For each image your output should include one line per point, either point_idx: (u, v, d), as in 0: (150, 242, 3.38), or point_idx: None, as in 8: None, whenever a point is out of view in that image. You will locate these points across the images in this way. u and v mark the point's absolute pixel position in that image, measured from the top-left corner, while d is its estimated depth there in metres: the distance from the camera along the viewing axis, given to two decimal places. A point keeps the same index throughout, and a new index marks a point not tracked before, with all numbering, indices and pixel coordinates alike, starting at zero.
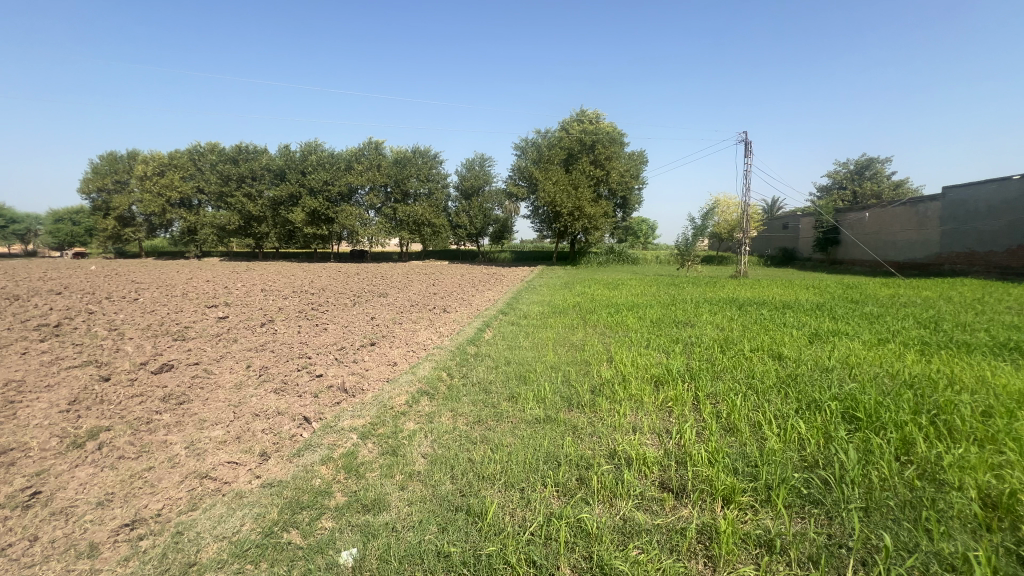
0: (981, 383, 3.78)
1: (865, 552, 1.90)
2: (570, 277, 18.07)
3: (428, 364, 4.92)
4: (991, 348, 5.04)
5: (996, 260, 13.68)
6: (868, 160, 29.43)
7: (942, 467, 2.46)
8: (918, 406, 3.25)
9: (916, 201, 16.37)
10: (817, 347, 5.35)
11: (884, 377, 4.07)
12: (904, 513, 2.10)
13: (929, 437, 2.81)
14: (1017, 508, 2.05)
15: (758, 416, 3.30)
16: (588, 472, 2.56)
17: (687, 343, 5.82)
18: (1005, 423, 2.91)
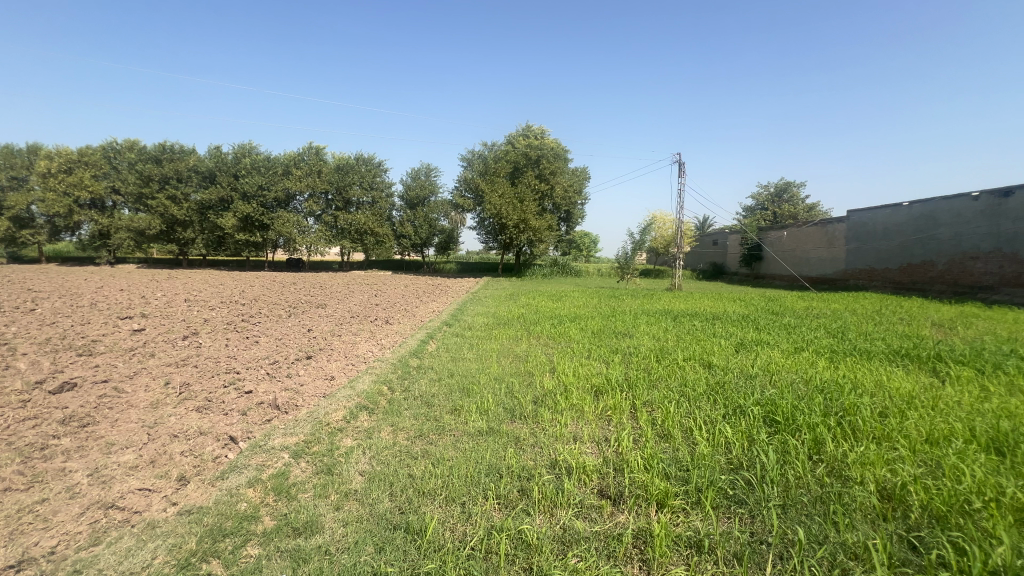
0: (879, 386, 4.22)
1: (782, 547, 2.04)
2: (515, 289, 18.24)
3: (367, 378, 4.75)
4: (886, 355, 5.66)
5: (890, 276, 15.34)
6: (785, 184, 32.24)
7: (847, 463, 2.72)
8: (828, 409, 3.57)
9: (826, 222, 18.09)
10: (742, 355, 5.77)
11: (799, 383, 4.44)
12: (815, 508, 2.29)
13: (836, 437, 3.09)
14: (908, 498, 2.30)
15: (689, 421, 3.48)
16: (530, 483, 2.58)
17: (626, 353, 6.06)
18: (898, 422, 3.26)
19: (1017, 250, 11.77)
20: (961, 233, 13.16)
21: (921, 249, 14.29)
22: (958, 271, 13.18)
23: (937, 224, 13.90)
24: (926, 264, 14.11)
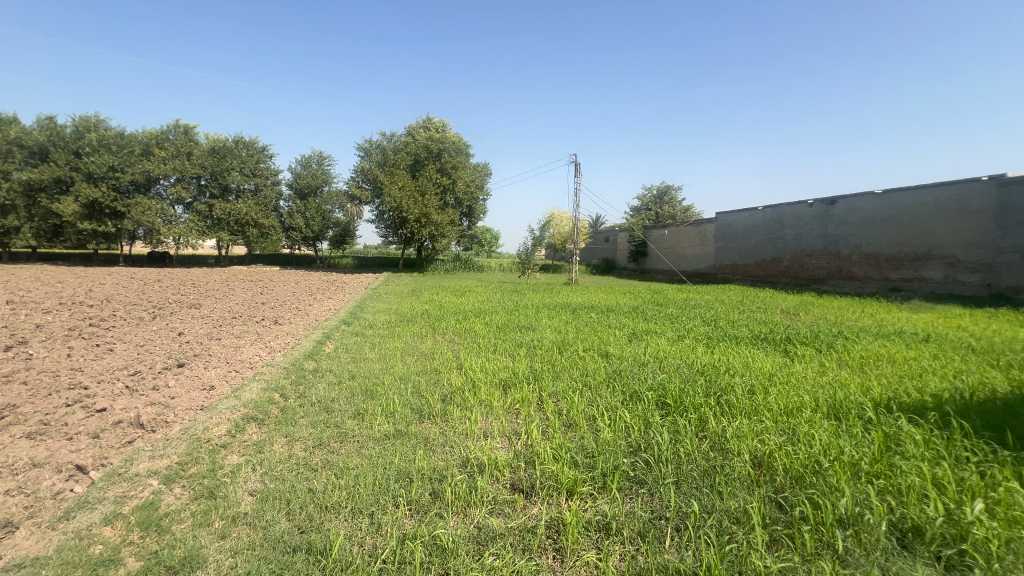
0: (747, 367, 4.82)
1: (678, 520, 2.22)
2: (417, 285, 17.80)
3: (255, 386, 4.28)
4: (750, 339, 6.48)
5: (749, 270, 17.68)
6: (665, 188, 35.52)
7: (726, 438, 3.05)
8: (708, 390, 3.98)
9: (699, 223, 20.28)
10: (635, 344, 6.23)
11: (683, 368, 4.90)
12: (703, 481, 2.53)
13: (716, 414, 3.46)
14: (774, 464, 2.65)
15: (593, 410, 3.66)
16: (442, 484, 2.51)
17: (530, 346, 6.21)
18: (763, 398, 3.74)
19: (840, 249, 14.24)
20: (801, 234, 15.57)
21: (772, 248, 16.65)
22: (799, 266, 15.60)
23: (783, 226, 16.29)
24: (776, 261, 16.48)
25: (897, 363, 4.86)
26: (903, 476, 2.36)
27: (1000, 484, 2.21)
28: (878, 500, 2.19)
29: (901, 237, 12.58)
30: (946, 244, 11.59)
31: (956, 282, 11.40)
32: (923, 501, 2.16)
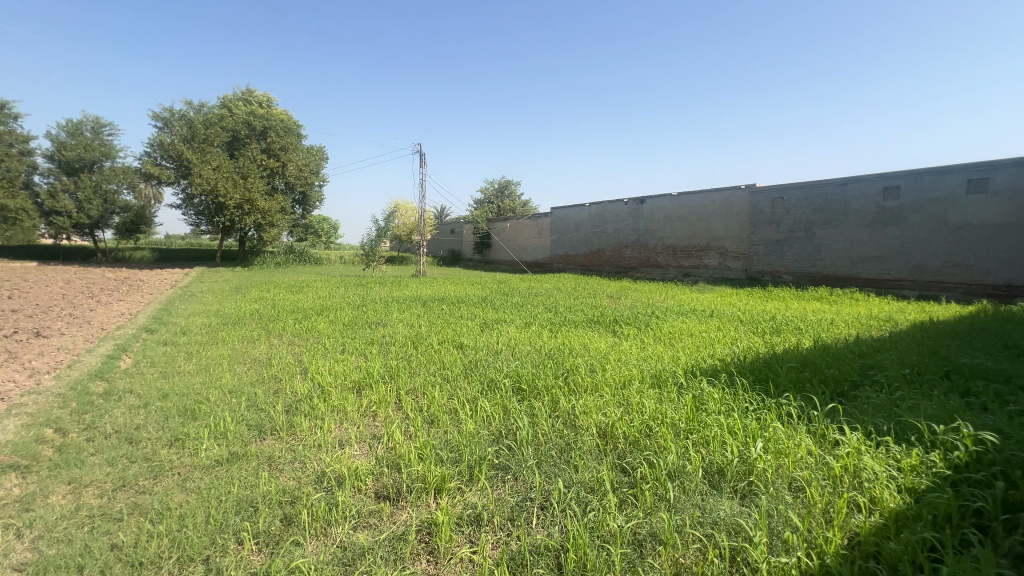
0: (585, 348, 5.37)
1: (542, 498, 2.36)
2: (241, 281, 15.55)
3: (12, 423, 3.24)
4: (585, 322, 7.24)
5: (579, 260, 19.65)
6: (505, 183, 37.24)
7: (575, 415, 3.34)
8: (557, 372, 4.32)
9: (537, 216, 21.76)
10: (487, 334, 6.43)
11: (533, 353, 5.24)
12: (560, 458, 2.74)
13: (565, 394, 3.78)
14: (615, 433, 2.99)
15: (453, 402, 3.67)
16: (295, 506, 2.24)
17: (382, 343, 5.94)
18: (602, 374, 4.22)
19: (649, 241, 16.74)
20: (620, 228, 17.85)
21: (597, 240, 18.77)
22: (619, 256, 17.89)
23: (606, 221, 18.45)
24: (601, 251, 18.63)
25: (695, 336, 5.94)
26: (707, 428, 2.87)
27: (770, 425, 2.84)
28: (694, 451, 2.63)
29: (691, 232, 15.34)
30: (720, 238, 14.53)
31: (727, 268, 14.42)
32: (723, 446, 2.66)
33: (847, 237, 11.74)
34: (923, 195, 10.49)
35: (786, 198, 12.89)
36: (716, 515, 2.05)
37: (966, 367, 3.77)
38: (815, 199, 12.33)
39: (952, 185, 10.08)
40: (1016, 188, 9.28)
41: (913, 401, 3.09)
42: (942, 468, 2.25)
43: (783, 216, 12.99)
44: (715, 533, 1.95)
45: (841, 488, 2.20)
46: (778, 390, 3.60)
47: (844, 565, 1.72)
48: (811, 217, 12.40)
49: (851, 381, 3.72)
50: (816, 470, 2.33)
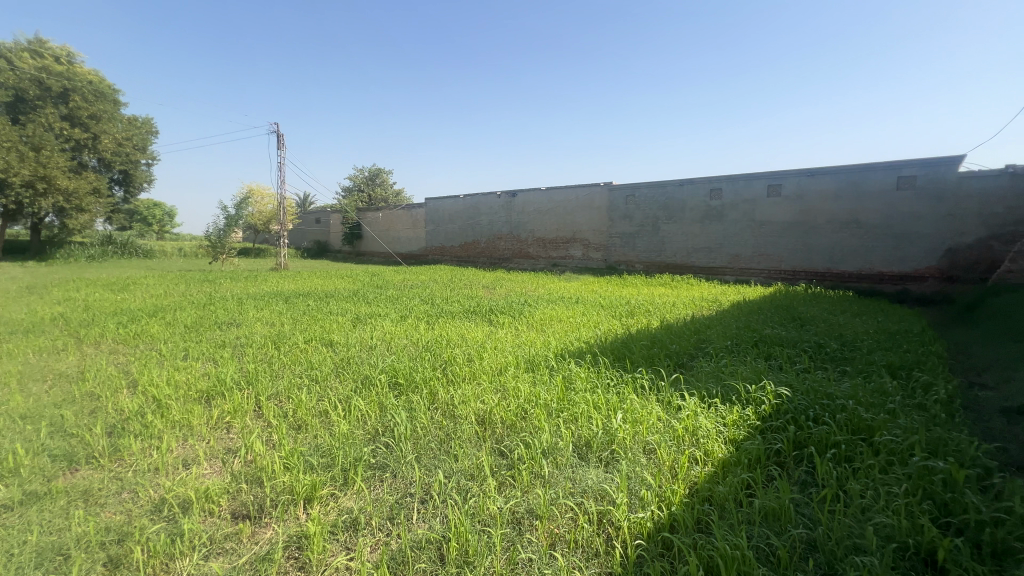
0: (462, 338, 5.41)
1: (422, 492, 2.33)
2: (35, 279, 12.46)
3: None
4: (461, 313, 7.27)
5: (455, 251, 19.65)
6: (376, 171, 35.43)
7: (454, 405, 3.35)
8: (435, 364, 4.28)
9: (411, 206, 21.15)
10: (360, 329, 6.09)
11: (409, 346, 5.11)
12: (439, 449, 2.73)
13: (443, 385, 3.76)
14: (493, 420, 3.07)
15: (324, 403, 3.42)
16: (126, 545, 1.89)
17: (235, 345, 5.27)
18: (479, 363, 4.29)
19: (521, 233, 17.40)
20: (493, 220, 18.22)
21: (472, 231, 18.93)
22: (493, 247, 18.30)
23: (479, 213, 18.67)
24: (476, 243, 18.84)
25: (563, 321, 6.37)
26: (575, 406, 3.10)
27: (627, 397, 3.19)
28: (565, 428, 2.82)
29: (558, 225, 16.33)
30: (583, 231, 15.74)
31: (590, 258, 15.71)
32: (590, 420, 2.91)
33: (684, 231, 13.60)
34: (738, 197, 12.62)
35: (637, 195, 14.44)
36: (585, 484, 2.24)
37: (768, 337, 4.68)
38: (660, 197, 14.03)
39: (757, 189, 12.30)
40: (799, 193, 11.69)
41: (733, 367, 3.74)
42: (755, 420, 2.76)
43: (635, 211, 14.55)
44: (584, 500, 2.13)
45: (683, 445, 2.56)
46: (633, 366, 4.05)
47: (687, 512, 2.01)
48: (657, 213, 14.10)
49: (689, 354, 4.35)
50: (664, 433, 2.68)
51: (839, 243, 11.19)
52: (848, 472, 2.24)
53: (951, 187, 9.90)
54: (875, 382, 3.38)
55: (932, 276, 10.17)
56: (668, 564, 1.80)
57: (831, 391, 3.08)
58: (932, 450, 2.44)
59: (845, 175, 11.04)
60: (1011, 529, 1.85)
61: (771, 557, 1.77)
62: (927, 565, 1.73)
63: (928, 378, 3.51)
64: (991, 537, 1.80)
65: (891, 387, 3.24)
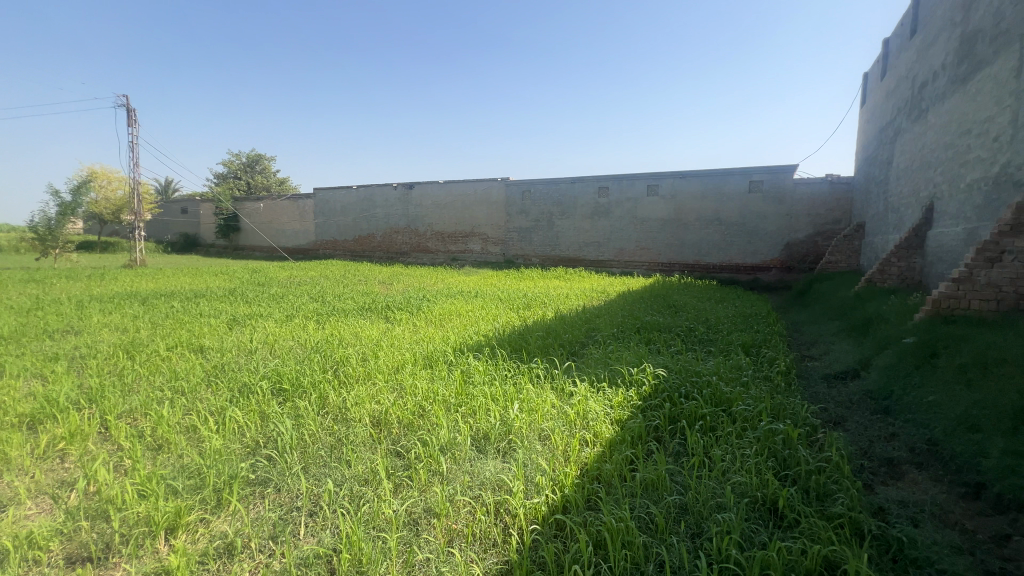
0: (356, 337, 5.12)
1: (310, 504, 2.17)
2: None
3: None
4: (356, 310, 6.89)
5: (348, 246, 18.55)
6: (256, 157, 32.02)
7: (346, 408, 3.16)
8: (325, 366, 4.00)
9: (297, 197, 19.48)
10: (237, 332, 5.47)
11: (296, 348, 4.71)
12: (330, 456, 2.56)
13: (335, 387, 3.52)
14: (390, 420, 2.96)
15: (191, 418, 3.01)
16: None
17: (73, 357, 4.42)
18: (375, 361, 4.10)
19: (418, 227, 16.96)
20: (389, 214, 17.51)
21: (367, 224, 18.01)
22: (389, 242, 17.59)
23: (374, 205, 17.80)
24: (371, 237, 17.97)
25: (463, 316, 6.36)
26: (473, 399, 3.11)
27: (524, 387, 3.28)
28: (463, 422, 2.82)
29: (456, 219, 16.22)
30: (482, 225, 15.83)
31: (489, 252, 15.87)
32: (488, 413, 2.94)
33: (576, 226, 14.34)
34: (623, 195, 13.63)
35: (533, 191, 14.89)
36: (482, 476, 2.26)
37: (648, 323, 5.14)
38: (554, 193, 14.63)
39: (639, 189, 13.39)
40: (673, 193, 12.97)
41: (618, 352, 4.04)
42: (636, 400, 3.01)
43: (531, 207, 15.01)
44: (483, 492, 2.15)
45: (575, 428, 2.70)
46: (529, 357, 4.18)
47: (578, 493, 2.12)
48: (551, 209, 14.69)
49: (580, 342, 4.61)
50: (557, 419, 2.81)
51: (705, 239, 12.66)
52: (712, 440, 2.55)
53: (788, 192, 11.73)
54: (734, 359, 3.89)
55: (774, 267, 11.97)
56: (561, 543, 1.89)
57: (699, 369, 3.48)
58: (774, 414, 2.88)
59: (710, 179, 12.49)
60: (830, 474, 2.25)
61: (650, 524, 1.95)
62: (771, 513, 2.03)
63: (771, 354, 4.13)
64: (816, 483, 2.17)
65: (745, 363, 3.75)
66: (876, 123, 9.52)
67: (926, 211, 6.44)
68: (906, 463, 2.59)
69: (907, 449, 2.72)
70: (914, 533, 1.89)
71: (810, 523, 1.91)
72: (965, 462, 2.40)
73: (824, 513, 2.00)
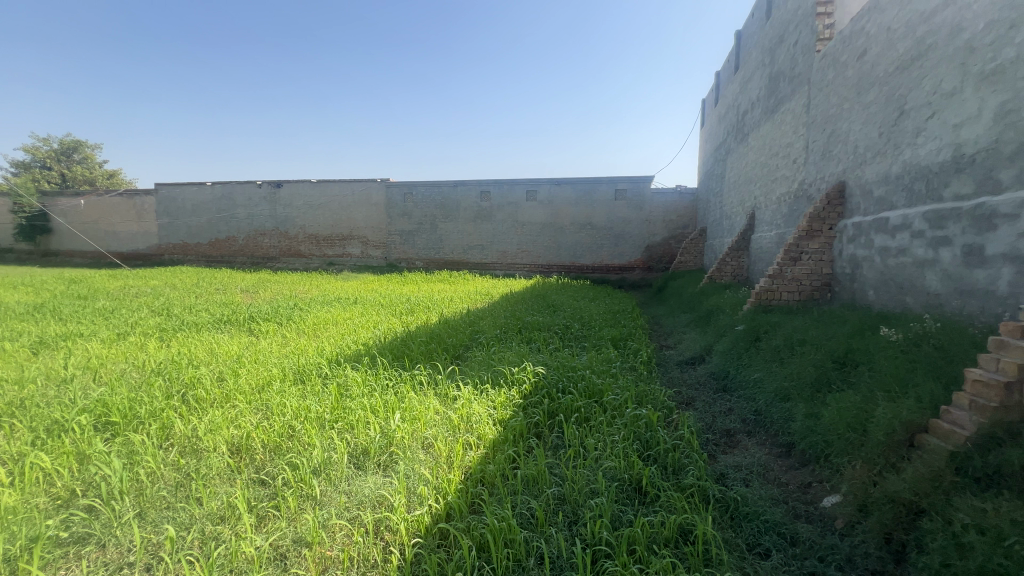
0: (211, 354, 4.48)
1: (149, 557, 1.84)
2: None
3: None
4: (212, 324, 6.03)
5: (201, 250, 16.24)
6: (74, 143, 26.44)
7: (197, 437, 2.73)
8: (169, 390, 3.42)
9: (133, 193, 16.52)
10: (46, 357, 4.43)
11: (130, 372, 3.96)
12: (176, 496, 2.20)
13: (182, 414, 3.03)
14: (253, 445, 2.64)
15: None
16: None
17: None
18: (234, 381, 3.62)
19: (288, 229, 15.51)
20: (253, 214, 15.72)
21: (225, 226, 15.94)
22: (253, 245, 15.79)
23: (234, 204, 15.84)
24: (231, 240, 15.95)
25: (340, 324, 5.94)
26: (351, 413, 2.92)
27: (406, 395, 3.17)
28: (339, 439, 2.62)
29: (332, 221, 15.16)
30: (361, 228, 15.04)
31: (369, 256, 15.14)
32: (367, 425, 2.78)
33: (460, 229, 14.37)
34: (504, 200, 14.01)
35: (415, 193, 14.56)
36: (361, 495, 2.13)
37: (529, 323, 5.33)
38: (436, 196, 14.46)
39: (519, 194, 13.90)
40: (550, 199, 13.70)
41: (501, 353, 4.13)
42: (518, 399, 3.10)
43: (413, 209, 14.66)
44: (361, 513, 2.02)
45: (458, 432, 2.69)
46: (412, 364, 4.06)
47: (462, 498, 2.11)
48: (434, 212, 14.51)
49: (464, 345, 4.62)
50: (441, 425, 2.77)
51: (579, 242, 13.58)
52: (586, 430, 2.73)
53: (647, 200, 13.12)
54: (605, 352, 4.22)
55: (638, 267, 13.31)
56: (445, 553, 1.86)
57: (575, 364, 3.71)
58: (639, 400, 3.19)
59: (582, 186, 13.44)
60: (683, 450, 2.55)
61: (531, 519, 2.01)
62: (637, 492, 2.24)
63: (636, 346, 4.57)
64: (672, 459, 2.45)
65: (614, 355, 4.10)
66: (712, 143, 11.12)
67: (749, 218, 7.69)
68: (739, 432, 3.06)
69: (740, 420, 3.21)
70: (746, 492, 2.22)
71: (667, 496, 2.15)
72: (781, 426, 2.91)
73: (679, 485, 2.26)
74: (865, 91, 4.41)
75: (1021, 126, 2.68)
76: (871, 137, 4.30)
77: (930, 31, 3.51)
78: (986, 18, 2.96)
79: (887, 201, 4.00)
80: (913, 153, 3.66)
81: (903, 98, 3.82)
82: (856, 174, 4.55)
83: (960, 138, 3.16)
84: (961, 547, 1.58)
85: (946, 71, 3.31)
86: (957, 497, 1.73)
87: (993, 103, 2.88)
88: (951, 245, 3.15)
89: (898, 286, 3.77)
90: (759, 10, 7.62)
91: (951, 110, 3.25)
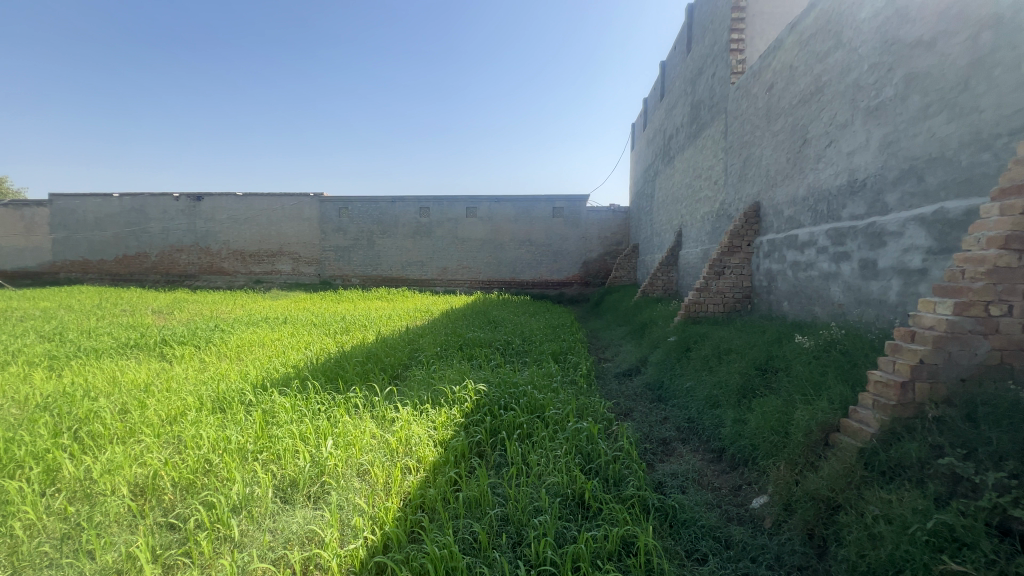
0: (115, 383, 4.01)
1: None
2: None
3: None
4: (116, 349, 5.41)
5: (106, 267, 14.70)
6: None
7: (91, 480, 2.39)
8: (57, 428, 2.98)
9: (22, 203, 14.70)
10: None
11: (9, 408, 3.43)
12: (62, 549, 1.90)
13: (73, 454, 2.65)
14: (162, 484, 2.36)
15: None
16: None
17: None
18: (140, 413, 3.24)
19: (209, 245, 14.37)
20: (167, 229, 14.44)
21: (135, 241, 14.53)
22: (168, 263, 14.38)
23: (146, 218, 14.47)
24: (141, 257, 14.48)
25: (267, 346, 5.53)
26: (278, 442, 2.69)
27: (340, 420, 2.98)
28: (263, 472, 2.40)
29: (260, 236, 14.14)
30: (291, 243, 14.08)
31: (301, 273, 14.14)
32: (296, 455, 2.57)
33: (398, 246, 14.07)
34: (444, 216, 13.93)
35: (350, 208, 14.12)
36: (288, 531, 1.96)
37: (470, 339, 5.27)
38: (374, 211, 14.08)
39: (459, 211, 13.88)
40: (490, 216, 13.80)
41: (441, 371, 4.02)
42: (459, 418, 3.03)
43: (349, 225, 14.17)
44: (287, 552, 1.85)
45: (397, 456, 2.56)
46: (346, 386, 3.85)
47: (400, 528, 2.00)
48: (371, 228, 14.11)
49: (402, 365, 4.46)
50: (378, 449, 2.61)
51: (520, 258, 13.74)
52: (528, 447, 2.70)
53: (583, 218, 13.60)
54: (547, 367, 4.24)
55: (576, 282, 13.67)
56: None
57: (516, 380, 3.68)
58: (580, 413, 3.21)
59: (521, 204, 13.68)
60: (623, 460, 2.58)
61: (473, 543, 1.95)
62: (580, 506, 2.23)
63: (575, 359, 4.64)
64: (613, 471, 2.48)
65: (555, 369, 4.13)
66: (642, 165, 11.73)
67: (677, 236, 8.16)
68: (675, 440, 3.17)
69: (675, 429, 3.32)
70: (682, 499, 2.29)
71: (609, 509, 2.16)
72: (712, 433, 3.05)
73: (620, 497, 2.28)
74: (773, 120, 4.86)
75: (901, 155, 3.05)
76: (780, 162, 4.73)
77: (825, 69, 3.94)
78: (869, 61, 3.37)
79: (796, 220, 4.39)
80: (815, 177, 4.06)
81: (805, 127, 4.24)
82: (769, 196, 4.97)
83: (853, 164, 3.54)
84: (873, 537, 1.71)
85: (839, 106, 3.73)
86: (866, 491, 1.87)
87: (878, 134, 3.26)
88: (850, 259, 3.50)
89: (807, 296, 4.12)
90: (680, 44, 8.22)
91: (845, 140, 3.64)
